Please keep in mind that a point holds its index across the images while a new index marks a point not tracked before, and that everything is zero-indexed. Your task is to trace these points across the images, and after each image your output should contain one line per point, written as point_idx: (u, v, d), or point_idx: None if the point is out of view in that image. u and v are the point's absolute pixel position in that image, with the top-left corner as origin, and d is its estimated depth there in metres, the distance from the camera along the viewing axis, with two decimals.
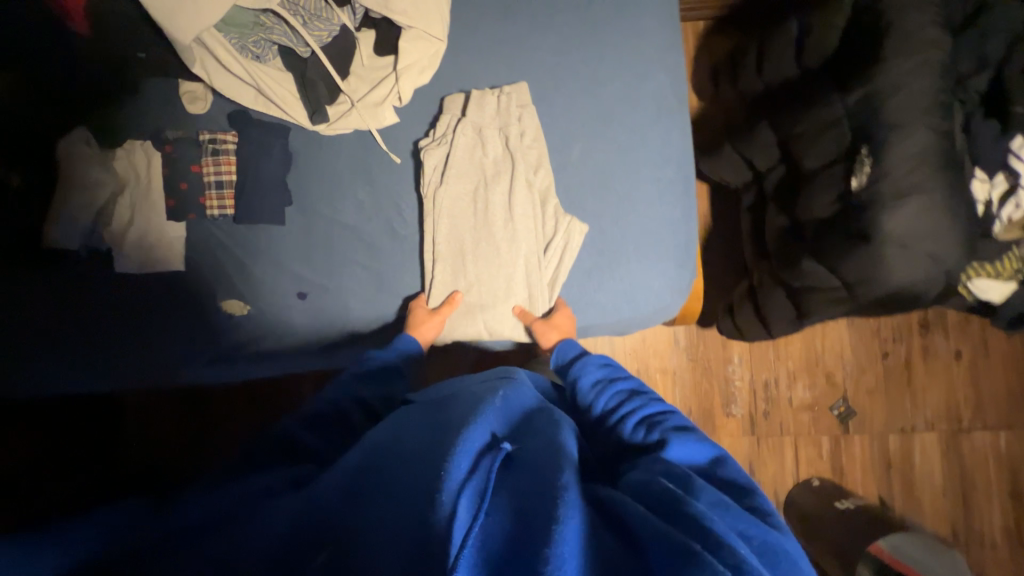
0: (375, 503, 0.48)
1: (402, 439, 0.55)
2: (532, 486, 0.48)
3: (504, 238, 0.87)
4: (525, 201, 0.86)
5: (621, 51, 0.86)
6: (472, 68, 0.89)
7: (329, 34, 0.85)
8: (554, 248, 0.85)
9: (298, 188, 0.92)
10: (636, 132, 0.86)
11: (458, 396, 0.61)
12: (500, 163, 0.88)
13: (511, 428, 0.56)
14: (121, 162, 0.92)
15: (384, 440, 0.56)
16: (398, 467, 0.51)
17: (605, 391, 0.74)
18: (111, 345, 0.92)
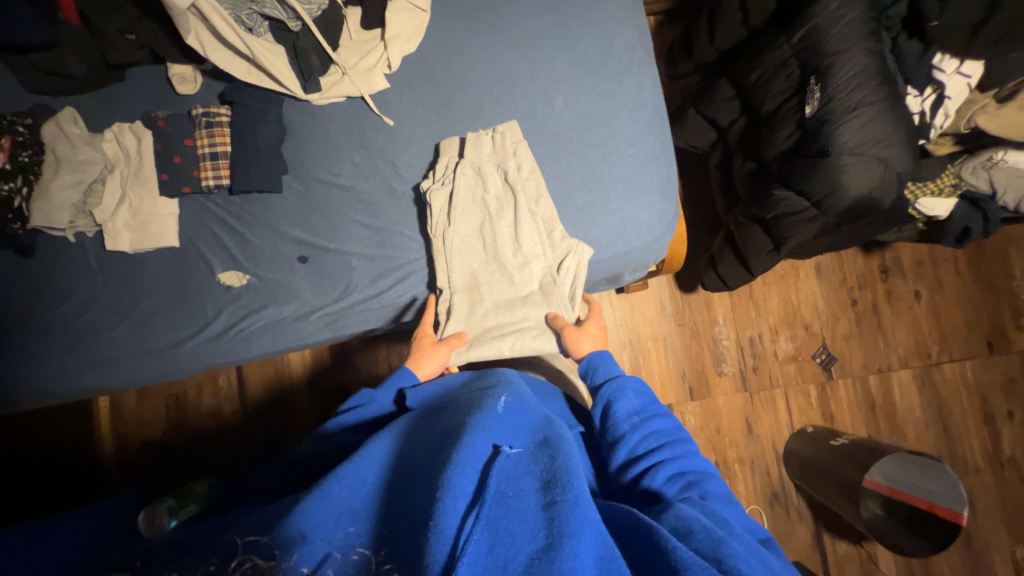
0: (392, 528, 0.51)
1: (412, 459, 0.58)
2: (539, 497, 0.51)
3: (517, 266, 0.89)
4: (531, 230, 0.89)
5: (590, 12, 0.94)
6: (455, 35, 0.95)
7: (319, 7, 0.91)
8: (567, 268, 0.88)
9: (294, 155, 0.95)
10: (611, 80, 0.93)
11: (461, 408, 0.64)
12: (501, 197, 0.90)
13: (514, 435, 0.59)
14: (111, 144, 0.93)
15: (391, 454, 0.58)
16: (410, 488, 0.54)
17: (639, 426, 0.70)
18: (112, 330, 0.91)
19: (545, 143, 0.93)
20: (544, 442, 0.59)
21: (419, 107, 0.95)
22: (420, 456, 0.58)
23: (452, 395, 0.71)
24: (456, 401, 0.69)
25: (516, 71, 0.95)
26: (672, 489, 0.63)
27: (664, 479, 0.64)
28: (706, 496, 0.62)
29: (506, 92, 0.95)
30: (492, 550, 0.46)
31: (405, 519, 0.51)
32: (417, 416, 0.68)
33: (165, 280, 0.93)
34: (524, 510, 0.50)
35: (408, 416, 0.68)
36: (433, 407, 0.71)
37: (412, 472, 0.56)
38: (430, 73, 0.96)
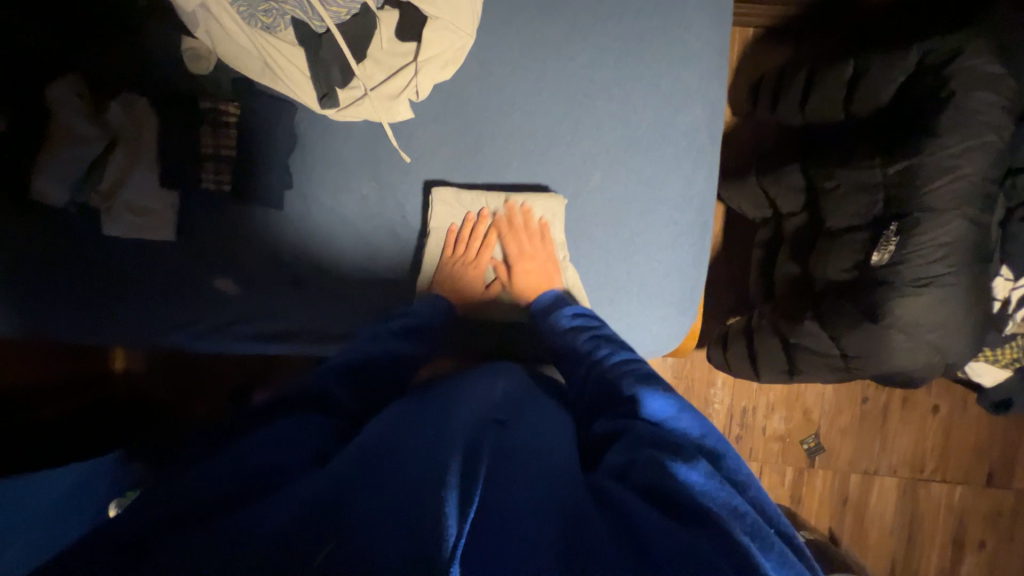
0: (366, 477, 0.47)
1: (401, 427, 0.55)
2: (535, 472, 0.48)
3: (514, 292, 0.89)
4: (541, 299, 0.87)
5: (658, 82, 0.81)
6: (498, 70, 0.82)
7: (347, 11, 0.77)
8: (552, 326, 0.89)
9: (301, 171, 0.88)
10: (659, 168, 0.83)
11: (463, 393, 0.64)
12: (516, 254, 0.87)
13: (512, 416, 0.58)
14: (113, 117, 0.86)
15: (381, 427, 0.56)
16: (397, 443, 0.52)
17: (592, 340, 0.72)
18: (96, 305, 0.90)
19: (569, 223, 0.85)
20: (546, 426, 0.57)
21: (441, 147, 0.85)
22: (411, 429, 0.53)
23: (457, 387, 0.67)
24: (459, 390, 0.65)
25: (557, 129, 0.83)
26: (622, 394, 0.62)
27: (615, 385, 0.63)
28: (661, 403, 0.59)
29: (540, 152, 0.84)
30: (485, 529, 0.42)
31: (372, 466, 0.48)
32: (416, 397, 0.64)
33: (155, 269, 0.91)
34: (511, 489, 0.46)
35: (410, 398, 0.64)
36: (431, 391, 0.67)
37: (400, 445, 0.50)
38: (461, 109, 0.84)
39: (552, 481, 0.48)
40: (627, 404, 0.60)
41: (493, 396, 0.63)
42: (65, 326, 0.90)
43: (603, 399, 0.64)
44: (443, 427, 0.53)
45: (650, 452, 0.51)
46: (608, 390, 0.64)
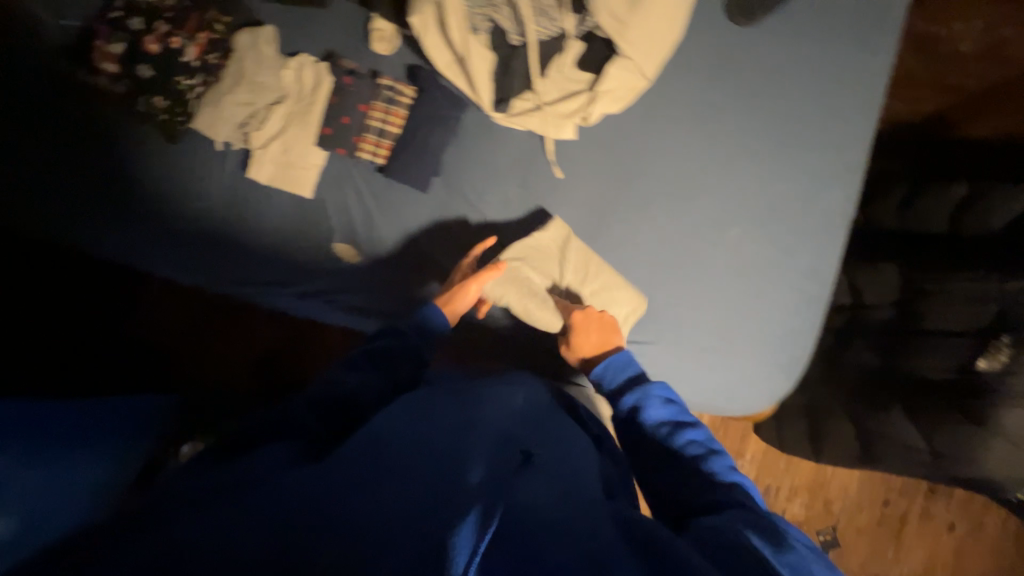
0: (384, 476, 0.43)
1: (413, 426, 0.52)
2: (539, 502, 0.45)
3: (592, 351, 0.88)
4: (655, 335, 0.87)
5: (806, 160, 0.88)
6: (661, 114, 0.89)
7: (548, 34, 0.84)
8: None
9: (452, 161, 0.90)
10: (793, 236, 0.87)
11: (485, 398, 0.63)
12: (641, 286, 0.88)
13: (536, 437, 0.58)
14: (291, 72, 0.89)
15: (388, 418, 0.53)
16: (403, 442, 0.49)
17: (659, 426, 0.69)
18: (197, 241, 0.89)
19: (700, 269, 0.88)
20: (568, 453, 0.57)
21: (592, 171, 0.89)
22: (443, 427, 0.53)
23: (482, 388, 0.69)
24: (477, 393, 0.66)
25: (703, 180, 0.88)
26: (693, 477, 0.62)
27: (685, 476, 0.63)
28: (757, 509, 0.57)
29: (685, 197, 0.88)
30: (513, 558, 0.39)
31: (381, 465, 0.44)
32: (437, 388, 0.65)
33: (278, 221, 0.91)
34: (526, 497, 0.45)
35: (428, 387, 0.65)
36: (457, 389, 0.67)
37: (425, 439, 0.50)
38: (618, 140, 0.89)
39: (568, 499, 0.48)
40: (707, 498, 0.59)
41: (514, 406, 0.63)
42: (178, 260, 0.91)
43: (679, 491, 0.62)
44: (466, 428, 0.53)
45: (718, 521, 0.52)
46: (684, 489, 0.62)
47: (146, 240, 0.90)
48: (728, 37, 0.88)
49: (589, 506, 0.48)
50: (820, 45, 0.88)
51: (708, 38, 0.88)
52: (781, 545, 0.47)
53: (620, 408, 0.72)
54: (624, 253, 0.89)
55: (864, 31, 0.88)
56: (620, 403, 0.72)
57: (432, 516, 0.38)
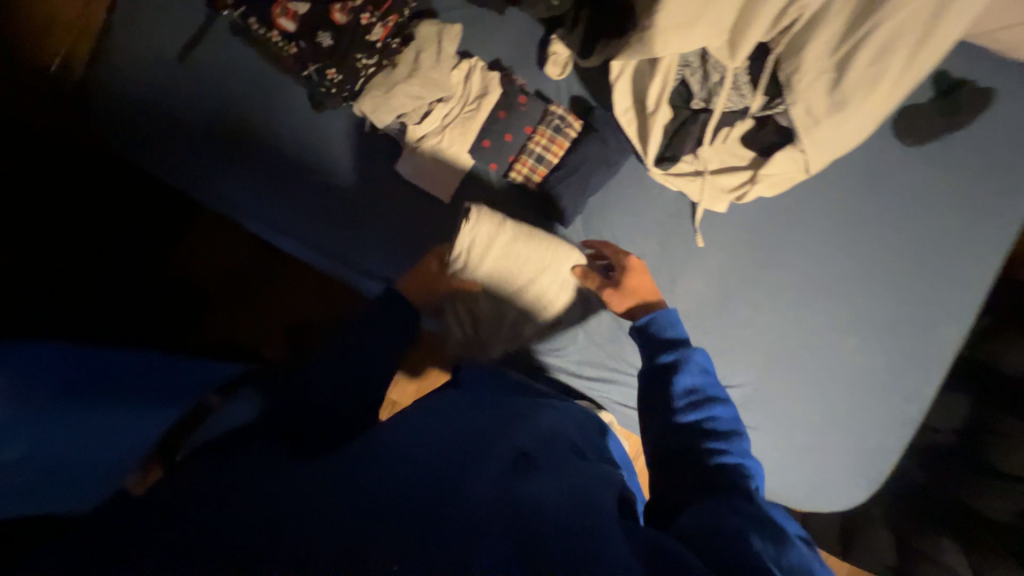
0: (383, 480, 0.40)
1: (431, 438, 0.50)
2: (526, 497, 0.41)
3: None
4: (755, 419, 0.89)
5: (933, 287, 0.90)
6: (811, 211, 0.90)
7: (731, 108, 0.84)
8: None
9: (600, 205, 0.90)
10: (904, 357, 0.89)
11: (521, 411, 0.62)
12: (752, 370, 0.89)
13: (546, 438, 0.54)
14: (460, 73, 0.88)
15: (411, 430, 0.52)
16: (415, 449, 0.46)
17: (688, 394, 0.62)
18: (325, 214, 0.89)
19: (810, 367, 0.89)
20: (581, 459, 0.53)
21: (731, 248, 0.90)
22: (467, 433, 0.52)
23: (524, 404, 0.66)
24: (525, 410, 0.64)
25: (835, 285, 0.90)
26: (694, 451, 0.57)
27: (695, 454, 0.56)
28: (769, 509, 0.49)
29: (814, 294, 0.90)
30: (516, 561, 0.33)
31: (384, 475, 0.41)
32: (470, 401, 0.65)
33: (410, 219, 0.90)
34: (540, 489, 0.43)
35: (450, 395, 0.66)
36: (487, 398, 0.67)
37: (457, 441, 0.50)
38: (764, 225, 0.90)
39: (578, 494, 0.44)
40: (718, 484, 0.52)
41: (544, 420, 0.60)
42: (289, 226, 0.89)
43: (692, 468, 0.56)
44: (483, 434, 0.52)
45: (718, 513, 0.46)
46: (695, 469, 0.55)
47: (269, 203, 0.90)
48: (889, 154, 0.90)
49: (597, 496, 0.45)
50: (974, 182, 0.91)
51: (869, 150, 0.90)
52: (785, 542, 0.43)
53: (658, 358, 0.66)
54: (742, 333, 0.90)
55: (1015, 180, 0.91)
56: (660, 355, 0.66)
57: (444, 510, 0.37)
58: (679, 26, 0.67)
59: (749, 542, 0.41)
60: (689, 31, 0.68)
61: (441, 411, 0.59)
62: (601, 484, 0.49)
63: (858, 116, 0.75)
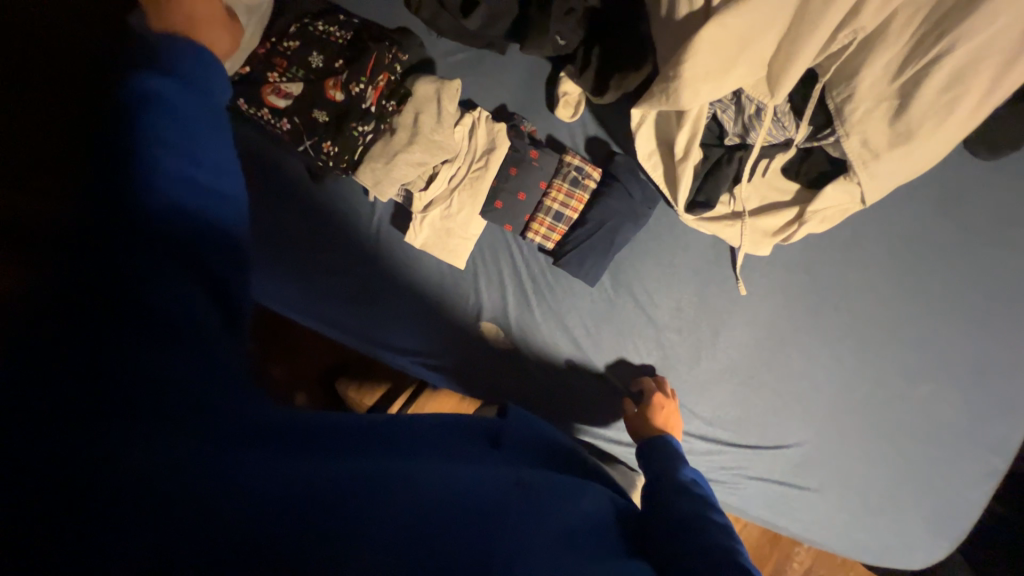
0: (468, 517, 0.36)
1: (499, 478, 0.44)
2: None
3: (740, 488, 0.82)
4: (815, 478, 0.81)
5: (1016, 320, 0.80)
6: (869, 244, 0.80)
7: (770, 140, 0.74)
8: (772, 527, 0.84)
9: (627, 258, 0.82)
10: (987, 400, 0.79)
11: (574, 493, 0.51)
12: (810, 425, 0.81)
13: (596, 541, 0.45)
14: (463, 128, 0.80)
15: (483, 465, 0.45)
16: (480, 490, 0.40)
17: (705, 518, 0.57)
18: (338, 285, 0.86)
19: (877, 421, 0.80)
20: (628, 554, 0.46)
21: (780, 294, 0.81)
22: (513, 493, 0.43)
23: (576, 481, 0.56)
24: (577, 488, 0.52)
25: (902, 325, 0.80)
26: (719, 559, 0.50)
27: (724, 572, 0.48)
28: None
29: (878, 338, 0.80)
30: None
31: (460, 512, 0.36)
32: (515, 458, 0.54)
33: (425, 281, 0.86)
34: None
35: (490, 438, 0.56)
36: (528, 458, 0.56)
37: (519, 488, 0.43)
38: (816, 266, 0.80)
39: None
40: None
41: (594, 506, 0.52)
42: (300, 298, 0.86)
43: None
44: (539, 492, 0.45)
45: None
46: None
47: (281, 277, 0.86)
48: (962, 172, 0.79)
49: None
50: None
51: (937, 168, 0.79)
52: None
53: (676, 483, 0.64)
54: (794, 385, 0.81)
55: None
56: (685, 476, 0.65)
57: None
58: (713, 75, 0.58)
59: None
60: (726, 78, 0.59)
61: (502, 456, 0.51)
62: None
63: (925, 147, 0.64)
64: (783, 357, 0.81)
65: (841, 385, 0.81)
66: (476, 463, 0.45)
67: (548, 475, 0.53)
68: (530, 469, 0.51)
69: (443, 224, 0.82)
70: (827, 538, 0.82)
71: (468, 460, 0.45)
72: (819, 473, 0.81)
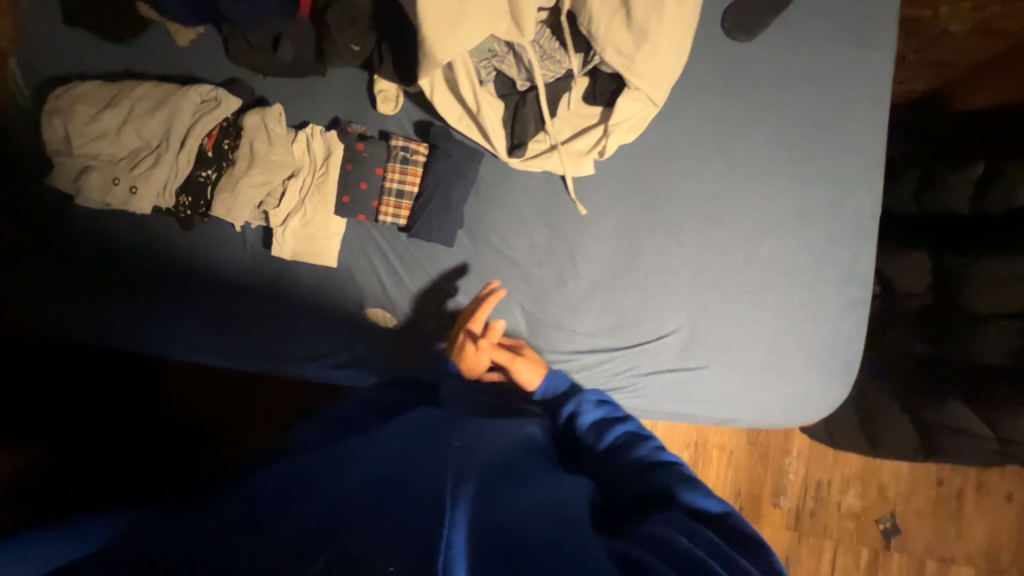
0: (424, 470, 0.48)
1: (426, 443, 0.56)
2: (530, 496, 0.50)
3: (641, 388, 0.87)
4: (701, 357, 0.86)
5: (826, 165, 0.88)
6: (678, 138, 0.89)
7: (554, 75, 0.84)
8: (682, 415, 0.88)
9: (476, 213, 0.90)
10: (825, 240, 0.86)
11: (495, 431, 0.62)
12: (680, 312, 0.87)
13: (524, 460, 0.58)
14: (301, 143, 0.89)
15: (416, 435, 0.58)
16: (423, 455, 0.52)
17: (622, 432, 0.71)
18: (234, 316, 0.92)
19: (737, 288, 0.86)
20: (556, 470, 0.59)
21: (617, 204, 0.89)
22: (442, 441, 0.57)
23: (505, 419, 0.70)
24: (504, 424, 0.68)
25: (731, 199, 0.88)
26: (633, 460, 0.66)
27: (638, 473, 0.64)
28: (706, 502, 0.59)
29: (714, 217, 0.88)
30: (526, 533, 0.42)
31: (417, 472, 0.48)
32: (455, 412, 0.69)
33: (316, 292, 0.92)
34: (530, 492, 0.51)
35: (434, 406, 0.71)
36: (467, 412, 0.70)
37: (443, 439, 0.57)
38: (639, 170, 0.89)
39: (556, 519, 0.48)
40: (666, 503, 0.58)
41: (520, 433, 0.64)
42: (203, 337, 0.92)
43: (639, 488, 0.62)
44: (466, 436, 0.59)
45: (660, 527, 0.52)
46: (643, 493, 0.61)
47: (180, 324, 0.92)
48: (732, 55, 0.89)
49: (575, 512, 0.50)
50: (825, 49, 0.89)
51: (713, 59, 0.89)
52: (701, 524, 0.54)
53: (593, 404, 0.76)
54: (656, 279, 0.88)
55: (860, 35, 0.89)
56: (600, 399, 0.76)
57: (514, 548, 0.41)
58: (445, 28, 0.68)
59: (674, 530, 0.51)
60: (457, 28, 0.69)
61: (432, 417, 0.65)
62: (574, 504, 0.53)
63: (661, 40, 0.75)
64: (640, 258, 0.88)
65: (696, 267, 0.87)
66: (398, 432, 0.59)
67: (474, 417, 0.68)
68: (450, 415, 0.67)
69: (304, 230, 0.89)
70: (733, 410, 0.87)
71: (396, 429, 0.61)
72: (702, 352, 0.86)
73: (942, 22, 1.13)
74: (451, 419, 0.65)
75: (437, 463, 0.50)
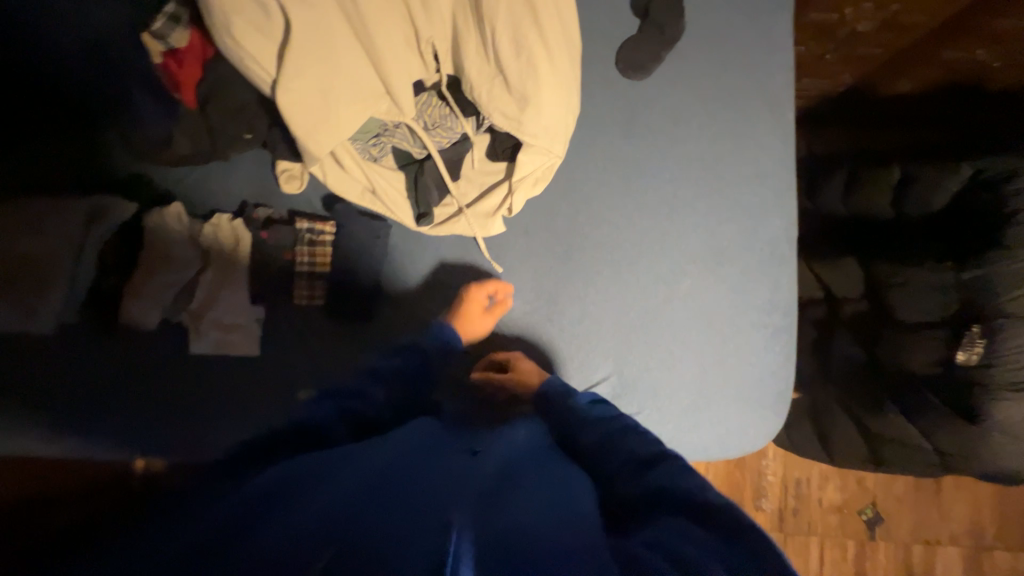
0: (396, 526, 0.44)
1: (407, 483, 0.52)
2: (518, 529, 0.46)
3: None
4: (632, 403, 0.86)
5: (737, 195, 0.87)
6: (585, 185, 0.88)
7: (448, 140, 0.83)
8: None
9: (393, 284, 0.89)
10: (744, 274, 0.86)
11: (491, 459, 0.60)
12: (606, 358, 0.87)
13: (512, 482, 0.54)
14: (208, 235, 0.86)
15: (395, 469, 0.54)
16: (404, 502, 0.48)
17: (615, 425, 0.67)
18: (153, 416, 0.85)
19: (659, 330, 0.86)
20: (554, 472, 0.59)
21: (533, 259, 0.88)
22: (414, 484, 0.52)
23: (497, 438, 0.67)
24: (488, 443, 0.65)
25: (648, 242, 0.87)
26: (624, 454, 0.62)
27: (631, 468, 0.59)
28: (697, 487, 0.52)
29: (629, 261, 0.87)
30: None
31: (394, 529, 0.44)
32: (447, 446, 0.64)
33: (239, 382, 0.87)
34: (514, 519, 0.47)
35: (423, 435, 0.65)
36: (459, 445, 0.65)
37: (418, 482, 0.52)
38: (550, 223, 0.88)
39: (546, 534, 0.46)
40: (661, 504, 0.52)
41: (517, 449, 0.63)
42: (122, 443, 0.85)
43: (636, 490, 0.56)
44: (453, 476, 0.54)
45: (657, 531, 0.48)
46: (637, 489, 0.56)
47: (95, 435, 0.84)
48: (629, 95, 0.87)
49: (567, 528, 0.47)
50: (721, 78, 0.88)
51: (610, 101, 0.87)
52: (702, 525, 0.48)
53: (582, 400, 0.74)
54: (580, 329, 0.87)
55: (755, 60, 0.88)
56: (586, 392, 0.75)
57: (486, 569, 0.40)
58: (312, 126, 0.69)
59: (672, 544, 0.46)
60: (326, 123, 0.70)
61: (413, 449, 0.60)
62: (567, 510, 0.51)
63: (545, 100, 0.74)
64: (563, 309, 0.88)
65: (618, 312, 0.87)
66: (362, 472, 0.54)
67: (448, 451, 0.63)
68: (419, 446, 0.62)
69: (219, 321, 0.86)
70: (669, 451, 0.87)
71: (369, 463, 0.56)
72: (632, 398, 0.86)
73: (851, 23, 1.12)
74: (424, 453, 0.60)
75: (416, 517, 0.46)
